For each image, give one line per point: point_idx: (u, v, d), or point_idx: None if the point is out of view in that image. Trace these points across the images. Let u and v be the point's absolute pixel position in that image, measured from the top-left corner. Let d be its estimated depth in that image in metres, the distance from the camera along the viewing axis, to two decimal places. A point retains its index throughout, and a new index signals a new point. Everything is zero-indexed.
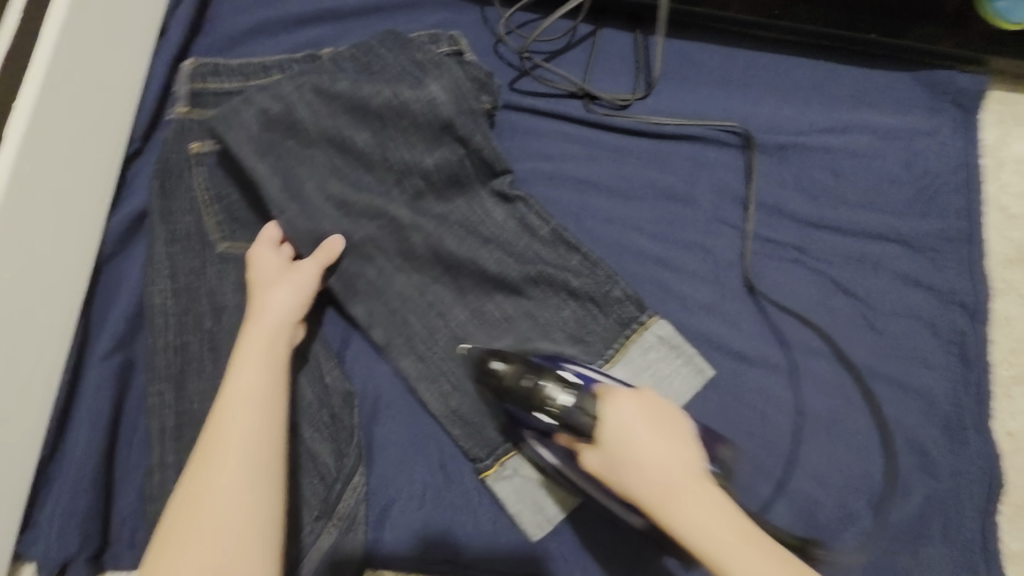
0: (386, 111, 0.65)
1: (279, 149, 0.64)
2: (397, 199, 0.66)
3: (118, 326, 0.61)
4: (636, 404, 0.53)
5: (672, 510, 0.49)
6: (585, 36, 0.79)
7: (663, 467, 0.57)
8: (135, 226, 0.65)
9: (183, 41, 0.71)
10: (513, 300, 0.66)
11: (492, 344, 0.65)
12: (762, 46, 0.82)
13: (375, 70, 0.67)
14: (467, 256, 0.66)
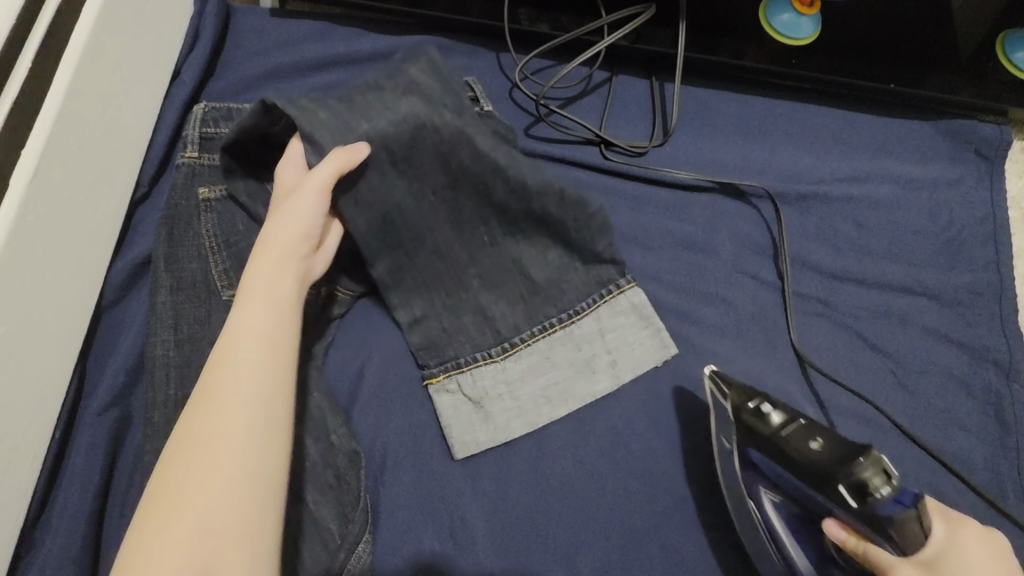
0: (395, 145, 0.61)
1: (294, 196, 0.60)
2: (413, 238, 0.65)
3: (116, 380, 0.59)
4: (981, 545, 0.50)
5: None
6: (601, 82, 0.78)
7: (860, 488, 0.50)
8: (139, 274, 0.63)
9: (195, 84, 0.70)
10: (471, 258, 0.66)
11: (465, 314, 0.66)
12: (779, 93, 0.80)
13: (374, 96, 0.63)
14: (423, 228, 0.64)
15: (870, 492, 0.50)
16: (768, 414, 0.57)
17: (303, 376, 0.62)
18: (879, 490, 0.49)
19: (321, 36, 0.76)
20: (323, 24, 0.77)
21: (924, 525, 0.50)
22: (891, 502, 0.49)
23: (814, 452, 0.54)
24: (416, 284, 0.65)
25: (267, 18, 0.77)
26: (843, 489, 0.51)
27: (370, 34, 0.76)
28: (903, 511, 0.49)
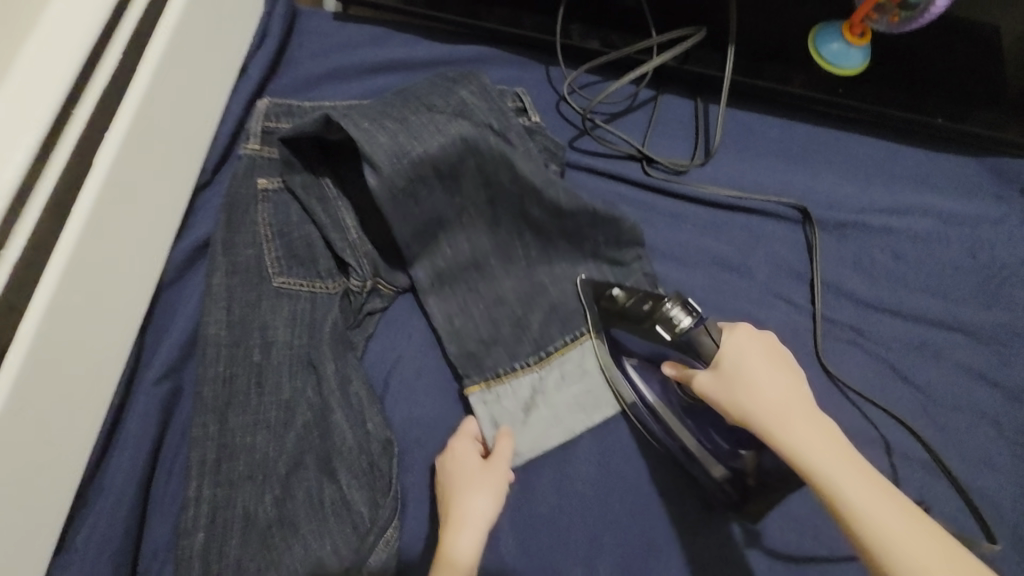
0: (440, 164, 0.64)
1: None
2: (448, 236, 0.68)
3: (171, 353, 0.62)
4: (762, 349, 0.58)
5: (897, 516, 0.49)
6: (647, 100, 0.79)
7: (665, 326, 0.61)
8: (197, 255, 0.66)
9: (261, 80, 0.74)
10: (508, 275, 0.69)
11: (503, 330, 0.68)
12: (823, 121, 0.80)
13: (424, 112, 0.67)
14: (461, 236, 0.68)
15: (672, 326, 0.60)
16: (612, 293, 0.67)
17: (344, 363, 0.64)
18: (679, 319, 0.60)
19: (380, 41, 0.79)
20: (383, 28, 0.80)
21: (716, 342, 0.59)
22: (693, 325, 0.59)
23: (642, 310, 0.64)
24: (450, 288, 0.68)
25: (329, 21, 0.80)
26: (659, 330, 0.61)
27: (426, 40, 0.79)
28: (701, 330, 0.59)
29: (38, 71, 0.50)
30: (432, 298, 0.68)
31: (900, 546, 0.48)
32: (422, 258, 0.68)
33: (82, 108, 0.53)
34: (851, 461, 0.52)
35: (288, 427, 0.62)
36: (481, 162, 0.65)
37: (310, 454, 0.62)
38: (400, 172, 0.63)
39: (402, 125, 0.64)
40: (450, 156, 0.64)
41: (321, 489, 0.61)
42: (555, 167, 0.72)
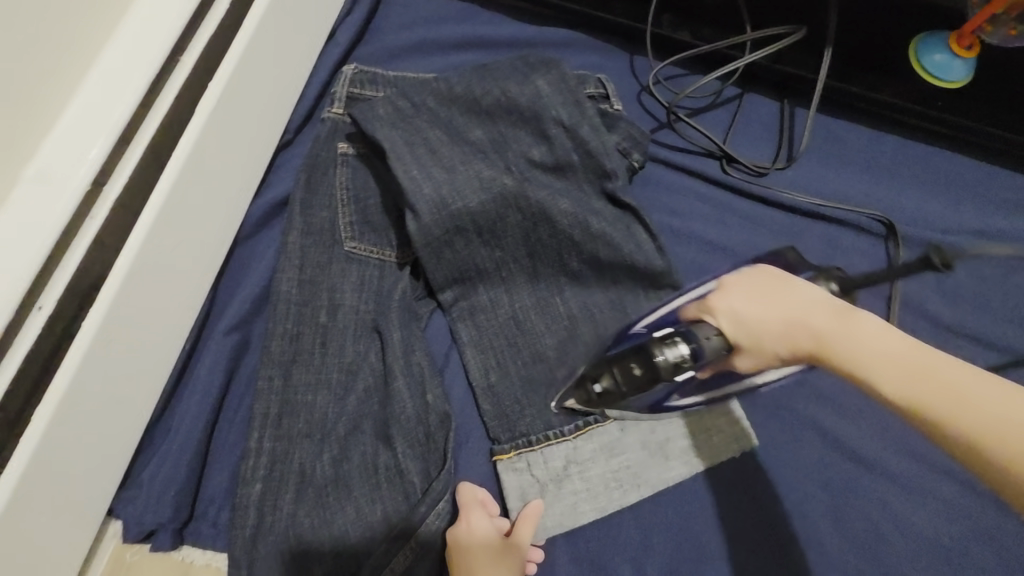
0: (478, 219, 0.63)
1: (422, 160, 0.63)
2: (508, 228, 0.64)
3: (243, 306, 0.63)
4: (743, 291, 0.44)
5: (911, 381, 0.39)
6: (731, 98, 0.77)
7: (681, 370, 0.46)
8: (274, 213, 0.67)
9: (348, 46, 0.74)
10: (549, 328, 0.65)
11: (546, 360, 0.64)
12: (916, 135, 0.77)
13: (470, 158, 0.64)
14: (500, 289, 0.66)
15: (683, 367, 0.46)
16: (596, 391, 0.50)
17: (408, 333, 0.64)
18: (671, 360, 0.46)
19: (465, 17, 0.79)
20: (470, 6, 0.80)
21: (712, 336, 0.45)
22: (692, 349, 0.45)
23: (637, 375, 0.47)
24: (487, 333, 0.66)
25: None
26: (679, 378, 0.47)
27: (512, 21, 0.79)
28: (705, 347, 0.45)
29: (148, 19, 0.52)
30: (470, 352, 0.65)
31: (971, 404, 0.37)
32: (460, 314, 0.66)
33: (187, 55, 0.54)
34: (856, 342, 0.41)
35: (349, 390, 0.63)
36: (524, 209, 0.64)
37: (368, 419, 0.62)
38: (439, 222, 0.62)
39: (448, 173, 0.63)
40: (488, 212, 0.63)
41: (376, 455, 0.61)
42: (611, 184, 0.65)
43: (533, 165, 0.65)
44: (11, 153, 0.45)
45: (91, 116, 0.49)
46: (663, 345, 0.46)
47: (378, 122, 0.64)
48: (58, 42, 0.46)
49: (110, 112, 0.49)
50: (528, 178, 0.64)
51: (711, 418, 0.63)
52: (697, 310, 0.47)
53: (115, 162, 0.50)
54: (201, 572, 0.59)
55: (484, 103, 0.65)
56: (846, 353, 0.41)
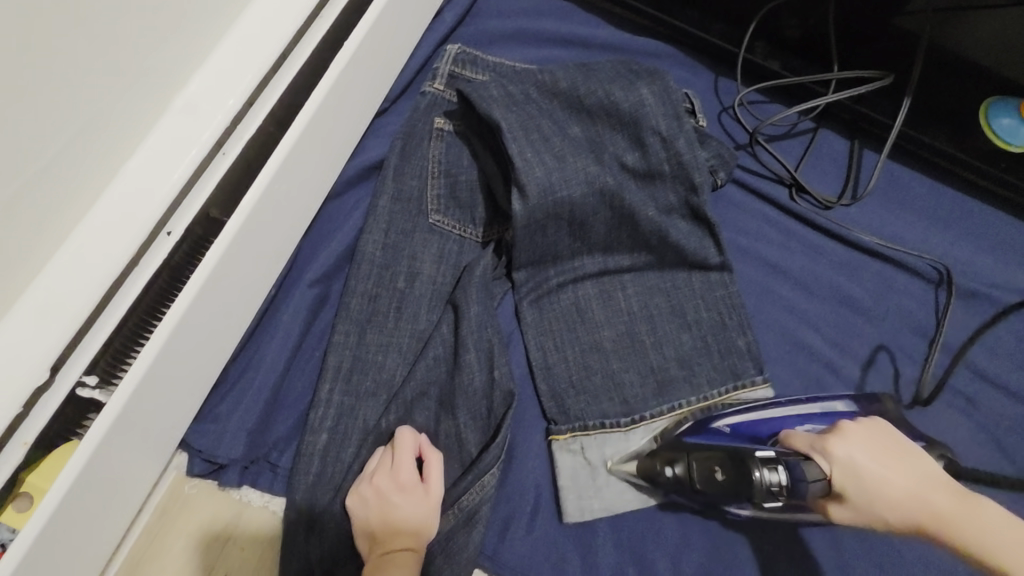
0: (575, 210, 0.66)
1: (522, 141, 0.65)
2: (593, 220, 0.67)
3: (329, 261, 0.65)
4: (856, 442, 0.54)
5: (912, 503, 0.51)
6: (806, 131, 0.80)
7: (773, 492, 0.57)
8: (366, 176, 0.69)
9: (452, 26, 0.76)
10: (608, 320, 0.68)
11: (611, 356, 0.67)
12: (973, 192, 0.81)
13: (576, 150, 0.67)
14: (571, 279, 0.69)
15: (779, 490, 0.57)
16: (666, 472, 0.60)
17: (483, 310, 0.65)
18: (774, 481, 0.57)
19: (564, 15, 0.81)
20: (571, 4, 0.82)
21: (818, 476, 0.55)
22: (794, 480, 0.56)
23: (719, 481, 0.59)
24: (550, 319, 0.68)
25: None
26: (762, 468, 0.58)
27: (610, 25, 0.81)
28: (807, 483, 0.55)
29: None
30: (532, 335, 0.67)
31: (944, 517, 0.50)
32: (530, 297, 0.68)
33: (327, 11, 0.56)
34: (973, 519, 0.49)
35: (419, 355, 0.64)
36: (614, 207, 0.67)
37: (434, 386, 0.63)
38: (543, 206, 0.64)
39: (558, 161, 0.65)
40: (585, 204, 0.66)
41: (438, 422, 0.63)
42: (697, 198, 0.68)
43: (624, 168, 0.68)
44: (165, 80, 0.48)
45: (235, 58, 0.51)
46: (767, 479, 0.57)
47: (488, 100, 0.66)
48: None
49: (255, 56, 0.52)
50: (620, 179, 0.67)
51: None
52: (804, 443, 0.57)
53: (249, 103, 0.52)
54: (257, 512, 0.60)
55: (586, 102, 0.68)
56: (875, 481, 0.52)
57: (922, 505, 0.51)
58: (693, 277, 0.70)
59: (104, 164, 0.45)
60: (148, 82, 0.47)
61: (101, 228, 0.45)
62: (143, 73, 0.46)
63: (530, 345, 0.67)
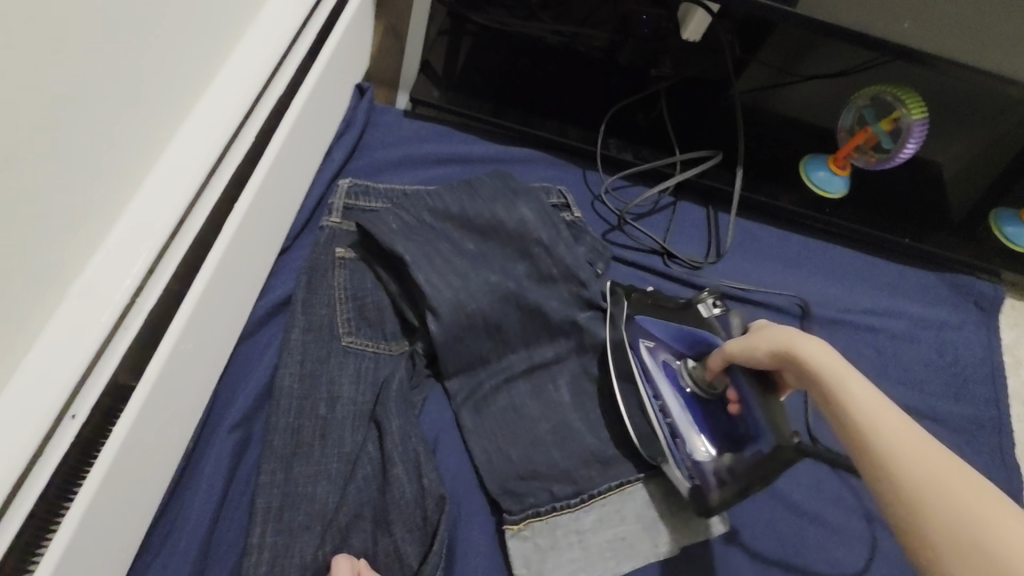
0: (479, 313, 0.73)
1: (428, 259, 0.73)
2: (497, 317, 0.73)
3: (247, 402, 0.67)
4: (814, 349, 0.56)
5: (851, 395, 0.52)
6: (667, 206, 0.93)
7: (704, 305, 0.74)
8: (275, 312, 0.73)
9: (341, 162, 0.84)
10: (523, 405, 0.73)
11: (535, 443, 0.71)
12: (811, 233, 0.96)
13: (472, 262, 0.76)
14: (483, 372, 0.74)
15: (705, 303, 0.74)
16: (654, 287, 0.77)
17: (405, 420, 0.69)
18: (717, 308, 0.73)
19: (441, 137, 0.92)
20: (447, 127, 0.93)
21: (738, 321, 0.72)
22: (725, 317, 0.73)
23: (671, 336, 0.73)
24: (471, 416, 0.72)
25: (400, 117, 0.92)
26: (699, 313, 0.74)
27: (483, 140, 0.92)
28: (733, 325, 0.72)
29: (188, 149, 0.60)
30: (456, 433, 0.71)
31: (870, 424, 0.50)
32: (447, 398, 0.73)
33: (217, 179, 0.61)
34: (883, 443, 0.48)
35: (348, 479, 0.66)
36: (513, 305, 0.74)
37: (367, 506, 0.65)
38: (449, 314, 0.71)
39: (459, 276, 0.73)
40: (486, 307, 0.73)
41: (375, 542, 0.64)
42: (582, 283, 0.77)
43: (514, 267, 0.77)
44: (63, 272, 0.50)
45: (132, 237, 0.54)
46: (703, 304, 0.74)
47: (383, 233, 0.73)
48: (115, 171, 0.53)
49: (152, 232, 0.55)
50: (511, 277, 0.76)
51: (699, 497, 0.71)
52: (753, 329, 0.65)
53: (148, 275, 0.55)
54: None
55: (470, 217, 0.78)
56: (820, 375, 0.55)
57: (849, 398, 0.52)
58: (596, 355, 0.76)
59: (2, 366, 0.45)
60: (48, 280, 0.48)
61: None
62: (41, 273, 0.47)
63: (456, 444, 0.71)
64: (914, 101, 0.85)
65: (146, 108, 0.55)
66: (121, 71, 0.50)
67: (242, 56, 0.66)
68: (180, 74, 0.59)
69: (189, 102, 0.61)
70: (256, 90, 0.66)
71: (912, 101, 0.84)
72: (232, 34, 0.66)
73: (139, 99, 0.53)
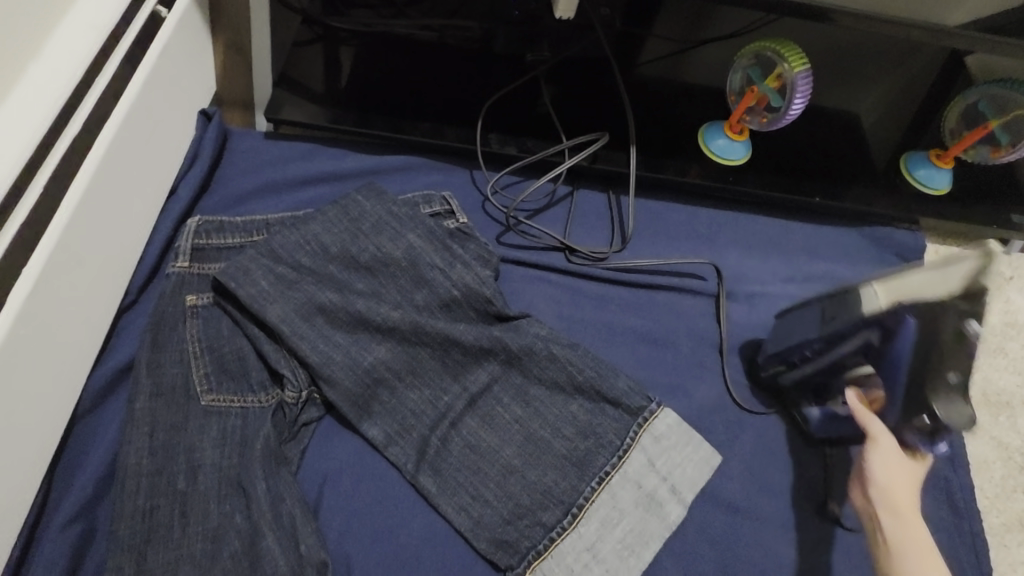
0: (354, 346, 0.67)
1: (292, 295, 0.67)
2: (376, 345, 0.67)
3: (83, 492, 0.58)
4: (895, 458, 0.59)
5: (911, 520, 0.56)
6: (563, 196, 0.86)
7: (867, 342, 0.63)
8: (119, 380, 0.64)
9: (191, 199, 0.75)
10: (415, 440, 0.66)
11: (434, 481, 0.65)
12: (721, 205, 0.91)
13: (342, 290, 0.69)
14: (368, 408, 0.66)
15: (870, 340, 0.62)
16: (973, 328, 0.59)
17: (278, 481, 0.61)
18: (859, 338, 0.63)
19: (310, 155, 0.84)
20: (313, 145, 0.85)
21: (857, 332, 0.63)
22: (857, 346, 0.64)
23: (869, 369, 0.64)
24: (362, 460, 0.66)
25: (261, 140, 0.84)
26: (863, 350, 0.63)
27: (356, 153, 0.85)
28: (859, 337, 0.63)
29: None
30: (343, 484, 0.64)
31: (906, 540, 0.55)
32: (329, 446, 0.66)
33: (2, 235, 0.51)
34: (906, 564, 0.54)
35: (214, 560, 0.57)
36: (391, 333, 0.68)
37: None
38: (315, 350, 0.66)
39: (320, 310, 0.67)
40: (361, 338, 0.67)
41: None
42: (470, 293, 0.71)
43: (393, 287, 0.70)
44: None
45: None
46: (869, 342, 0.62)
47: (242, 278, 0.67)
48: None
49: None
50: (390, 299, 0.70)
51: (632, 519, 0.66)
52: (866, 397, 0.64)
53: None
54: None
55: (334, 244, 0.70)
56: (896, 487, 0.58)
57: (898, 515, 0.56)
58: (496, 368, 0.70)
59: None
60: None
61: None
62: None
63: (343, 498, 0.64)
64: (796, 54, 0.80)
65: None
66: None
67: (29, 85, 0.56)
68: None
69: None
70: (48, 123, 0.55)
71: (794, 54, 0.79)
72: (10, 62, 0.55)
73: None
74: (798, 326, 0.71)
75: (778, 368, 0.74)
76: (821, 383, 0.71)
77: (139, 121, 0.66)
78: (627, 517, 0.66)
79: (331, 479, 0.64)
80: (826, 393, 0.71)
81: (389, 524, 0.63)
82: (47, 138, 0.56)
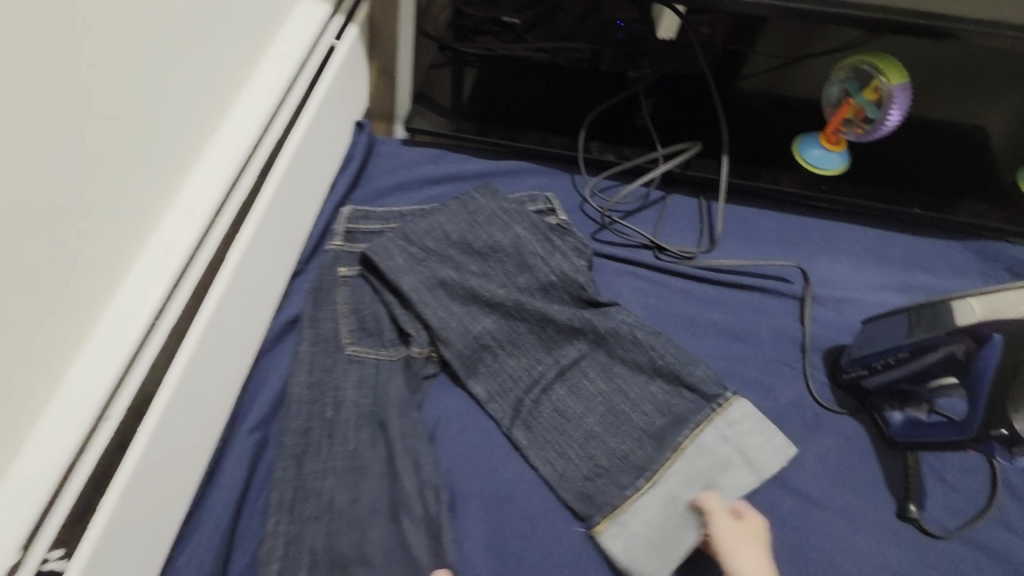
0: (467, 317, 0.80)
1: (421, 270, 0.82)
2: (485, 317, 0.80)
3: (262, 410, 0.76)
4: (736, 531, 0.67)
5: None
6: (656, 200, 0.94)
7: (954, 355, 0.62)
8: (288, 329, 0.82)
9: (344, 192, 0.93)
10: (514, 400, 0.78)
11: (526, 436, 0.76)
12: (814, 212, 0.93)
13: (460, 270, 0.82)
14: (475, 371, 0.79)
15: (959, 353, 0.61)
16: None
17: (402, 419, 0.75)
18: (952, 347, 0.61)
19: (436, 159, 0.99)
20: (440, 151, 1.00)
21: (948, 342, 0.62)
22: (943, 350, 0.62)
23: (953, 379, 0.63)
24: (468, 413, 0.78)
25: (398, 146, 1.01)
26: (951, 357, 0.62)
27: (474, 158, 0.99)
28: (949, 346, 0.62)
29: (203, 183, 0.66)
30: (450, 429, 0.77)
31: None
32: (440, 397, 0.80)
33: (231, 202, 0.68)
34: None
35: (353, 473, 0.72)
36: (498, 307, 0.80)
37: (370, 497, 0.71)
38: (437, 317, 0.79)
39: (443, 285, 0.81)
40: (472, 310, 0.80)
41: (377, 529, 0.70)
42: (568, 279, 0.81)
43: (501, 270, 0.83)
44: (97, 301, 0.56)
45: (156, 262, 0.61)
46: (958, 352, 0.61)
47: (383, 253, 0.82)
48: (146, 199, 0.60)
49: (173, 251, 0.62)
50: (499, 280, 0.82)
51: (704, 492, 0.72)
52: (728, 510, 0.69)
53: (176, 288, 0.62)
54: None
55: (456, 232, 0.84)
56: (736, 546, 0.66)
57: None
58: (585, 346, 0.80)
59: (50, 380, 0.52)
60: (84, 307, 0.54)
61: (49, 433, 0.51)
62: (78, 302, 0.54)
63: (450, 440, 0.76)
64: (892, 67, 0.83)
65: (168, 140, 0.62)
66: (143, 104, 0.57)
67: (249, 97, 0.74)
68: (194, 118, 0.65)
69: (207, 136, 0.68)
70: (262, 125, 0.72)
71: (891, 68, 0.82)
72: (239, 70, 0.73)
73: (160, 132, 0.60)
74: (881, 335, 0.70)
75: (861, 372, 0.73)
76: (904, 388, 0.71)
77: (315, 129, 0.84)
78: (698, 488, 0.72)
79: (441, 425, 0.77)
80: (909, 399, 0.72)
81: (487, 466, 0.75)
82: (262, 134, 0.74)
